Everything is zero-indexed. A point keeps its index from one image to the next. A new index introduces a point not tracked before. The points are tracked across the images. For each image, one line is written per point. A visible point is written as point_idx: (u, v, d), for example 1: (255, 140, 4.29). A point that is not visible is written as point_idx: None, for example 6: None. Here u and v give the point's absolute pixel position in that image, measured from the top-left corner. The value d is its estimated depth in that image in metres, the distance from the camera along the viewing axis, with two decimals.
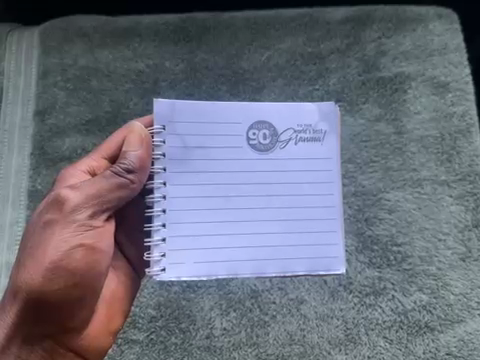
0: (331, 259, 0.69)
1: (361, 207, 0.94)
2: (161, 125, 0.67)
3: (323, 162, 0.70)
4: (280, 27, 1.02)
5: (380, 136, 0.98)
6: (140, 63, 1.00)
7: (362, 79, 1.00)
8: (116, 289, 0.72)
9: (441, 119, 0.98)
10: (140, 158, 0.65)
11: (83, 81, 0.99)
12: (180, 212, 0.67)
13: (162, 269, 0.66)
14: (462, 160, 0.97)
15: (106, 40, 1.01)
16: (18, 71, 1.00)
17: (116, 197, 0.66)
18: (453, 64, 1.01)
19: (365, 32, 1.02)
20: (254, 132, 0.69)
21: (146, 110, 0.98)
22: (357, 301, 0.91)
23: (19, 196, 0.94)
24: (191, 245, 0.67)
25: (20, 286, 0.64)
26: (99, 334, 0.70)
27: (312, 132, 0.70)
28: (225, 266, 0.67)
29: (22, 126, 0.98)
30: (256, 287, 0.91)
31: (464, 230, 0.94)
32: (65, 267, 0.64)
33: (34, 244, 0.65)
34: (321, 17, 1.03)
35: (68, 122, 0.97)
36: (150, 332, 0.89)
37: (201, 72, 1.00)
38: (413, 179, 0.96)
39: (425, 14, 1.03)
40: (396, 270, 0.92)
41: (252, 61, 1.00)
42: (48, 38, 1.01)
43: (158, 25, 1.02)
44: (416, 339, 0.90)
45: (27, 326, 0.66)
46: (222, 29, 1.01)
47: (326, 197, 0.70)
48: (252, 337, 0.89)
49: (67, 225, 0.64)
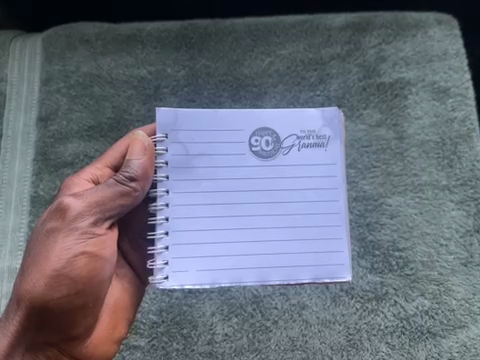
0: (337, 266, 0.69)
1: (363, 212, 0.95)
2: (164, 134, 0.68)
3: (327, 168, 0.70)
4: (281, 34, 1.03)
5: (380, 142, 0.98)
6: (142, 69, 1.01)
7: (362, 85, 1.00)
8: (120, 297, 0.72)
9: (442, 124, 0.99)
10: (144, 166, 0.66)
11: (86, 88, 1.00)
12: (182, 220, 0.67)
13: (165, 277, 0.66)
14: (463, 165, 0.97)
15: (108, 47, 1.02)
16: (21, 78, 1.01)
17: (119, 205, 0.66)
18: (453, 70, 1.01)
19: (365, 38, 1.02)
20: (257, 138, 0.69)
21: (147, 117, 0.98)
22: (359, 307, 0.91)
23: (22, 202, 0.95)
24: (193, 254, 0.67)
25: (23, 293, 0.64)
26: (103, 342, 0.70)
27: (315, 137, 0.70)
28: (228, 274, 0.67)
29: (25, 132, 0.98)
30: (258, 292, 0.92)
31: (465, 235, 0.94)
32: (68, 275, 0.64)
33: (38, 251, 0.65)
34: (322, 24, 1.03)
35: (71, 128, 0.98)
36: (151, 337, 0.90)
37: (202, 79, 1.00)
38: (414, 184, 0.96)
39: (425, 20, 1.04)
40: (398, 275, 0.92)
41: (253, 68, 1.01)
42: (51, 46, 1.02)
43: (159, 32, 1.03)
44: (419, 345, 0.90)
45: (30, 334, 0.66)
46: (223, 36, 1.02)
47: (330, 203, 0.70)
48: (254, 343, 0.89)
49: (70, 233, 0.65)
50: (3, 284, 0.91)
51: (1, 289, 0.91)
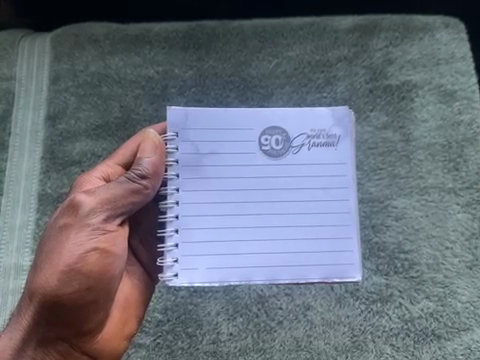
0: (347, 266, 0.69)
1: (368, 214, 0.95)
2: (174, 132, 0.68)
3: (337, 168, 0.70)
4: (288, 35, 1.03)
5: (387, 144, 0.98)
6: (150, 69, 1.01)
7: (369, 87, 1.00)
8: (130, 293, 0.73)
9: (448, 127, 0.99)
10: (155, 164, 0.67)
11: (94, 87, 1.00)
12: (192, 218, 0.68)
13: (175, 274, 0.67)
14: (469, 168, 0.97)
15: (116, 47, 1.02)
16: (29, 76, 1.01)
17: (129, 202, 0.67)
18: (460, 73, 1.02)
19: (372, 41, 1.03)
20: (267, 137, 0.70)
21: (154, 117, 0.99)
22: (364, 308, 0.91)
23: (30, 200, 0.95)
24: (203, 252, 0.67)
25: (36, 288, 0.65)
26: (113, 338, 0.71)
27: (325, 137, 0.70)
28: (238, 272, 0.68)
29: (33, 131, 0.99)
30: (263, 293, 0.92)
31: (471, 238, 0.94)
32: (80, 270, 0.65)
33: (51, 247, 0.65)
34: (329, 26, 1.04)
35: (78, 127, 0.98)
36: (156, 336, 0.90)
37: (209, 79, 1.01)
38: (420, 187, 0.96)
39: (432, 23, 1.04)
40: (403, 277, 0.93)
41: (261, 69, 1.01)
42: (60, 45, 1.03)
43: (167, 32, 1.03)
44: (423, 347, 0.90)
45: (41, 329, 0.67)
46: (231, 37, 1.03)
47: (340, 203, 0.70)
48: (259, 343, 0.90)
49: (81, 229, 0.65)
50: (10, 281, 0.91)
51: (7, 286, 0.91)
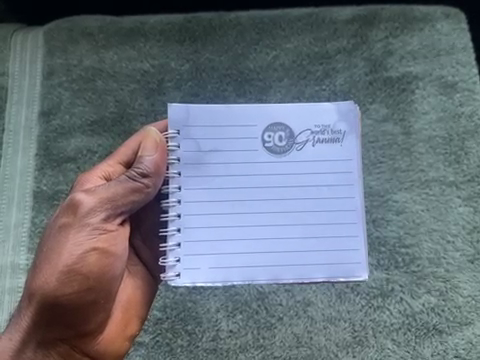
0: (352, 266, 0.67)
1: (369, 208, 0.94)
2: (175, 130, 0.67)
3: (343, 164, 0.68)
4: (287, 27, 1.01)
5: (387, 137, 0.97)
6: (145, 63, 0.99)
7: (369, 79, 0.99)
8: (132, 294, 0.71)
9: (449, 119, 0.98)
10: (156, 162, 0.65)
11: (88, 82, 0.98)
12: (194, 217, 0.66)
13: (177, 274, 0.65)
14: (471, 161, 0.96)
15: (111, 40, 1.00)
16: (22, 71, 0.99)
17: (129, 201, 0.65)
18: (461, 64, 1.00)
19: (372, 32, 1.01)
20: (270, 134, 0.68)
21: (151, 111, 0.97)
22: (365, 303, 0.90)
23: (25, 198, 0.93)
24: (206, 251, 0.66)
25: (35, 289, 0.63)
26: (115, 339, 0.69)
27: (330, 132, 0.68)
28: (241, 272, 0.66)
29: (27, 127, 0.97)
30: (263, 289, 0.91)
31: (472, 232, 0.93)
32: (79, 270, 0.63)
33: (50, 247, 0.64)
34: (328, 17, 1.02)
35: (73, 122, 0.96)
36: (156, 333, 0.89)
37: (206, 73, 0.99)
38: (421, 180, 0.95)
39: (433, 14, 1.02)
40: (404, 272, 0.91)
41: (258, 61, 0.99)
42: (53, 39, 1.00)
43: (162, 25, 1.01)
44: (425, 342, 0.89)
45: (41, 330, 0.65)
46: (227, 29, 1.01)
47: (346, 200, 0.68)
48: (259, 339, 0.89)
49: (81, 229, 0.64)
50: (6, 280, 0.90)
51: (4, 285, 0.90)
